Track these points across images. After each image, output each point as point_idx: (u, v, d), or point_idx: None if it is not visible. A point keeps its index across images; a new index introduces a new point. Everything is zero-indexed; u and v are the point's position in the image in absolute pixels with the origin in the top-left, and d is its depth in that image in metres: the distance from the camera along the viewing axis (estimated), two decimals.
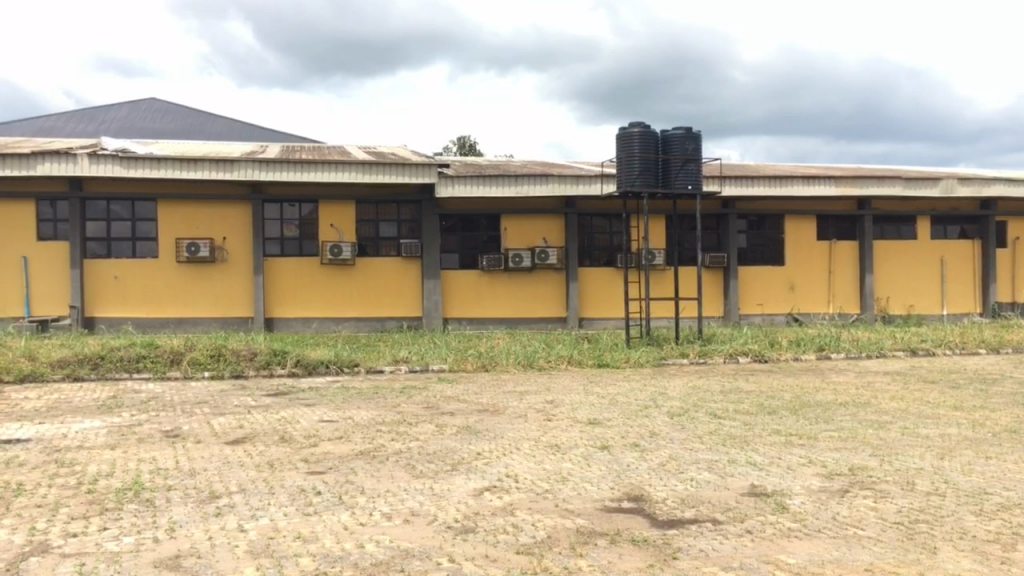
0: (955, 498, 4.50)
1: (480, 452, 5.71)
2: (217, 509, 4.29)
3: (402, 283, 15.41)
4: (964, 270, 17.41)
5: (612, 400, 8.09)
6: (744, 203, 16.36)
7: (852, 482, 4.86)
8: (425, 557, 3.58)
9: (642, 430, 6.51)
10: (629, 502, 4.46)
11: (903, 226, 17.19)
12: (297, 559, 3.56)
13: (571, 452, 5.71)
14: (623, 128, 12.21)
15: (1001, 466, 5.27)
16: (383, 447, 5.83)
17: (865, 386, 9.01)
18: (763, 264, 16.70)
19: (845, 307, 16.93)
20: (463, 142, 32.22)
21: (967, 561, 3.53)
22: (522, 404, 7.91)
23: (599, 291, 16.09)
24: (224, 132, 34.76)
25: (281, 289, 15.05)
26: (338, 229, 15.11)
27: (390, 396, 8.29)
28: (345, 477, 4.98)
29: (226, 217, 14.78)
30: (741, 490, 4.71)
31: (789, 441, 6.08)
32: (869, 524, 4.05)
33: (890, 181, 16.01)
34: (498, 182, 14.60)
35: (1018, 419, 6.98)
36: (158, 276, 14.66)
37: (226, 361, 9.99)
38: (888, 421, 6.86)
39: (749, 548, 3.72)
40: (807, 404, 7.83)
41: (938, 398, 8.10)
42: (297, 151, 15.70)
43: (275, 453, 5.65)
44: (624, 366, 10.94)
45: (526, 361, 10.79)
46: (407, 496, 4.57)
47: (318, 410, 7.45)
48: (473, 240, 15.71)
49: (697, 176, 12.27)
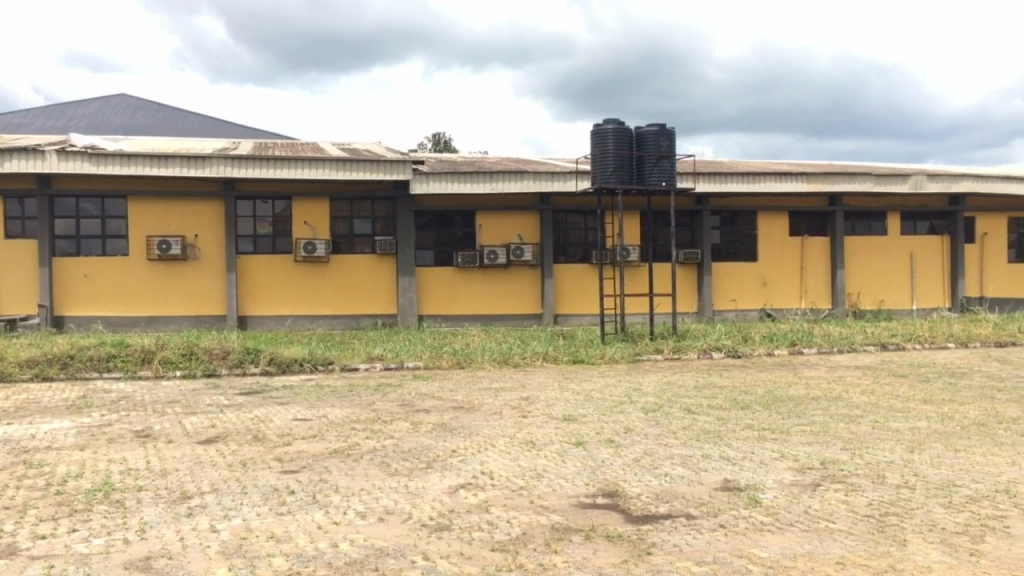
0: (925, 490, 4.56)
1: (455, 449, 5.70)
2: (189, 509, 4.25)
3: (377, 280, 15.34)
4: (933, 264, 17.62)
5: (587, 397, 8.10)
6: (718, 199, 16.45)
7: (824, 475, 4.92)
8: (400, 555, 3.57)
9: (617, 427, 6.52)
10: (603, 498, 4.47)
11: (873, 222, 17.38)
12: (270, 559, 3.53)
13: (546, 449, 5.71)
14: (598, 124, 12.24)
15: (969, 458, 5.34)
16: (357, 445, 5.81)
17: (836, 380, 9.11)
18: (736, 259, 16.82)
19: (817, 302, 17.11)
20: (438, 138, 32.06)
21: (936, 553, 3.57)
22: (498, 400, 7.91)
23: (575, 287, 16.11)
24: (197, 126, 34.39)
25: (255, 286, 14.93)
26: (312, 226, 15.01)
27: (365, 394, 8.26)
28: (319, 476, 4.95)
29: (198, 215, 14.63)
30: (715, 484, 4.74)
31: (762, 435, 6.13)
32: (841, 517, 4.09)
33: (861, 177, 16.17)
34: (473, 178, 14.57)
35: (986, 412, 7.10)
36: (129, 274, 14.50)
37: (199, 360, 9.90)
38: (859, 416, 6.94)
39: (722, 542, 3.74)
40: (779, 398, 7.89)
41: (908, 392, 8.19)
42: (271, 148, 15.55)
43: (248, 452, 5.60)
44: (599, 362, 10.97)
45: (501, 357, 10.78)
46: (382, 494, 4.56)
47: (292, 409, 7.40)
48: (448, 237, 15.67)
49: (670, 172, 12.30)
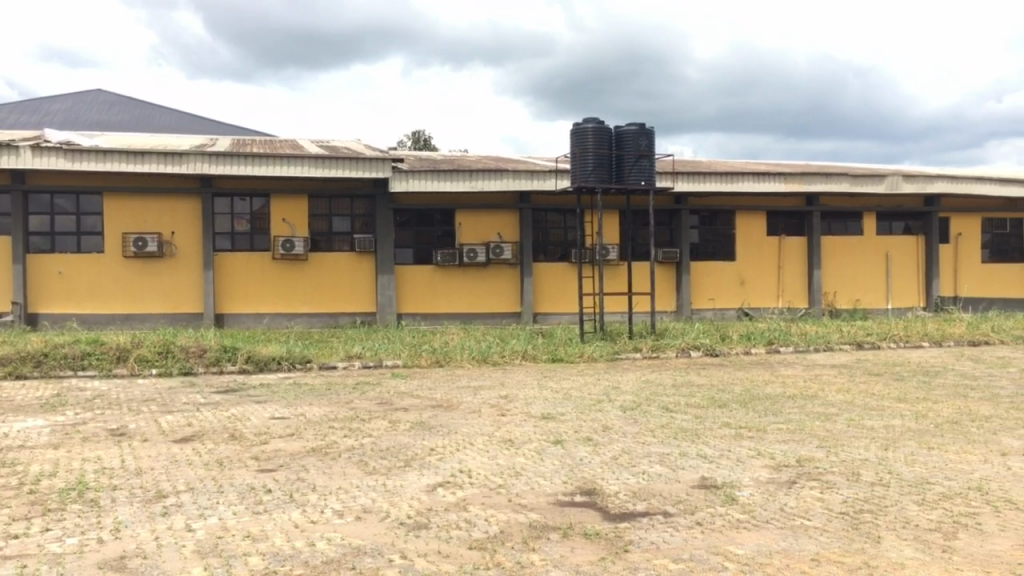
0: (899, 488, 4.61)
1: (434, 447, 5.69)
2: (164, 508, 4.22)
3: (356, 278, 15.28)
4: (909, 264, 17.80)
5: (566, 395, 8.11)
6: (697, 199, 16.54)
7: (800, 473, 4.96)
8: (377, 554, 3.56)
9: (595, 425, 6.54)
10: (581, 497, 4.48)
11: (849, 222, 17.54)
12: (246, 558, 3.51)
13: (524, 447, 5.72)
14: (577, 123, 12.26)
15: (943, 456, 5.41)
16: (335, 444, 5.79)
17: (812, 378, 9.19)
18: (715, 259, 16.91)
19: (794, 301, 17.24)
20: (417, 136, 32.00)
21: (909, 549, 3.62)
22: (476, 399, 7.91)
23: (554, 286, 16.13)
24: (174, 123, 34.17)
25: (232, 284, 14.83)
26: (291, 223, 14.93)
27: (343, 392, 8.23)
28: (296, 475, 4.92)
29: (175, 212, 14.51)
30: (692, 482, 4.77)
31: (739, 433, 6.17)
32: (816, 514, 4.12)
33: (837, 177, 16.31)
34: (452, 177, 14.55)
35: (959, 410, 7.18)
36: (105, 272, 14.35)
37: (175, 358, 9.81)
38: (834, 414, 7.00)
39: (699, 539, 3.76)
40: (756, 397, 7.94)
41: (883, 390, 8.28)
42: (249, 144, 15.44)
43: (224, 451, 5.56)
44: (578, 361, 10.99)
45: (480, 356, 10.77)
46: (360, 493, 4.54)
47: (269, 407, 7.35)
48: (428, 235, 15.65)
49: (650, 172, 12.35)
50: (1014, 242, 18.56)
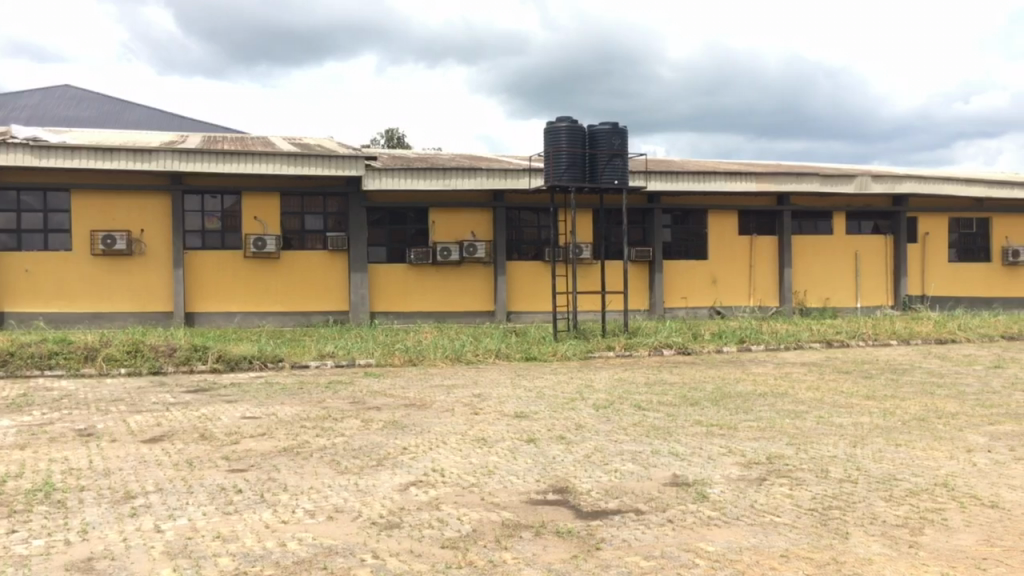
0: (867, 484, 4.67)
1: (406, 446, 5.67)
2: (132, 509, 4.17)
3: (329, 277, 15.19)
4: (877, 264, 18.02)
5: (539, 394, 8.13)
6: (670, 198, 16.62)
7: (770, 470, 5.01)
8: (349, 554, 3.54)
9: (568, 423, 6.56)
10: (554, 495, 4.49)
11: (819, 221, 17.73)
12: (216, 559, 3.48)
13: (498, 446, 5.72)
14: (551, 122, 12.27)
15: (910, 453, 5.48)
16: (307, 443, 5.75)
17: (783, 376, 9.28)
18: (687, 258, 17.01)
19: (765, 300, 17.39)
20: (391, 134, 31.87)
21: (877, 545, 3.66)
22: (450, 397, 7.90)
23: (528, 285, 16.15)
24: (143, 120, 33.85)
25: (203, 283, 14.70)
26: (262, 221, 14.81)
27: (315, 392, 8.18)
28: (267, 474, 4.89)
29: (144, 210, 14.35)
30: (663, 480, 4.80)
31: (710, 431, 6.21)
32: (786, 510, 4.17)
33: (808, 177, 16.47)
34: (426, 175, 14.52)
35: (926, 407, 7.28)
36: (72, 270, 14.16)
37: (144, 357, 9.71)
38: (804, 411, 7.08)
39: (670, 536, 3.79)
40: (728, 395, 8.00)
41: (852, 388, 8.38)
42: (219, 141, 15.30)
43: (194, 451, 5.51)
44: (552, 359, 11.01)
45: (453, 354, 10.75)
46: (332, 493, 4.52)
47: (240, 406, 7.30)
48: (401, 234, 15.59)
49: (622, 171, 12.40)
50: (980, 242, 18.84)
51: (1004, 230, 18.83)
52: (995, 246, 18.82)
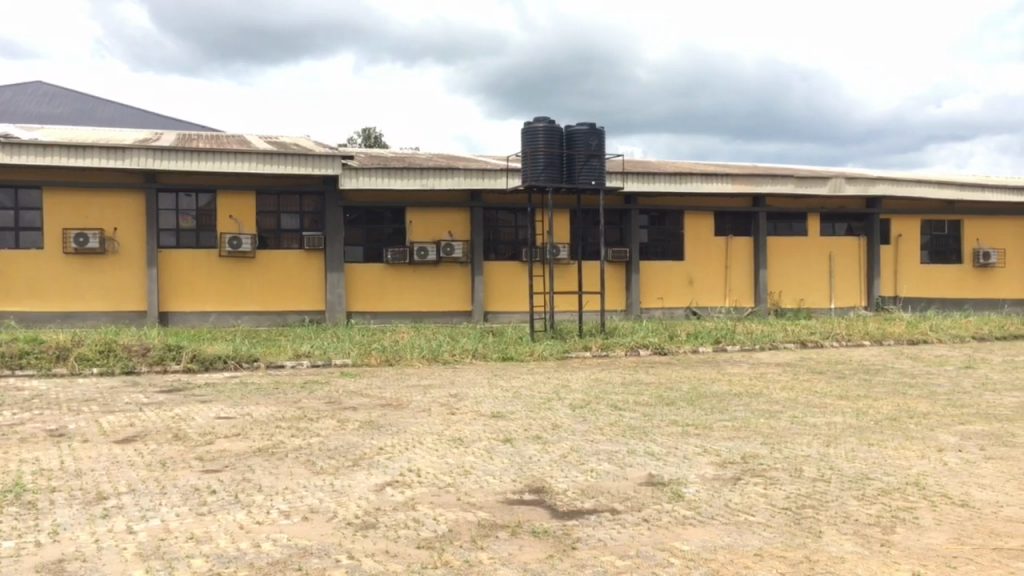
0: (840, 483, 4.71)
1: (382, 447, 5.65)
2: (104, 510, 4.13)
3: (305, 276, 15.11)
4: (851, 265, 18.20)
5: (516, 394, 8.13)
6: (646, 199, 16.68)
7: (744, 469, 5.05)
8: (324, 554, 3.53)
9: (545, 423, 6.56)
10: (530, 494, 4.50)
11: (794, 223, 17.88)
12: (189, 560, 3.46)
13: (474, 446, 5.72)
14: (528, 122, 12.27)
15: (882, 452, 5.54)
16: (282, 444, 5.71)
17: (757, 376, 9.35)
18: (663, 258, 17.09)
19: (740, 300, 17.52)
20: (368, 134, 31.76)
21: (849, 544, 3.70)
22: (426, 398, 7.88)
23: (505, 286, 16.15)
24: (115, 117, 33.55)
25: (178, 282, 14.58)
26: (237, 220, 14.70)
27: (291, 392, 8.13)
28: (242, 475, 4.85)
29: (118, 208, 14.21)
30: (639, 480, 4.81)
31: (686, 431, 6.24)
32: (760, 510, 4.20)
33: (782, 179, 16.60)
34: (403, 175, 14.49)
35: (898, 407, 7.36)
36: (44, 268, 13.99)
37: (117, 356, 9.60)
38: (778, 411, 7.13)
39: (646, 536, 3.80)
40: (703, 395, 8.05)
41: (826, 388, 8.45)
42: (195, 139, 15.18)
43: (167, 451, 5.46)
44: (528, 359, 11.02)
45: (430, 354, 10.74)
46: (307, 493, 4.50)
47: (215, 407, 7.24)
48: (378, 233, 15.54)
49: (600, 172, 12.43)
50: (952, 244, 19.07)
51: (975, 232, 19.07)
52: (966, 248, 19.06)
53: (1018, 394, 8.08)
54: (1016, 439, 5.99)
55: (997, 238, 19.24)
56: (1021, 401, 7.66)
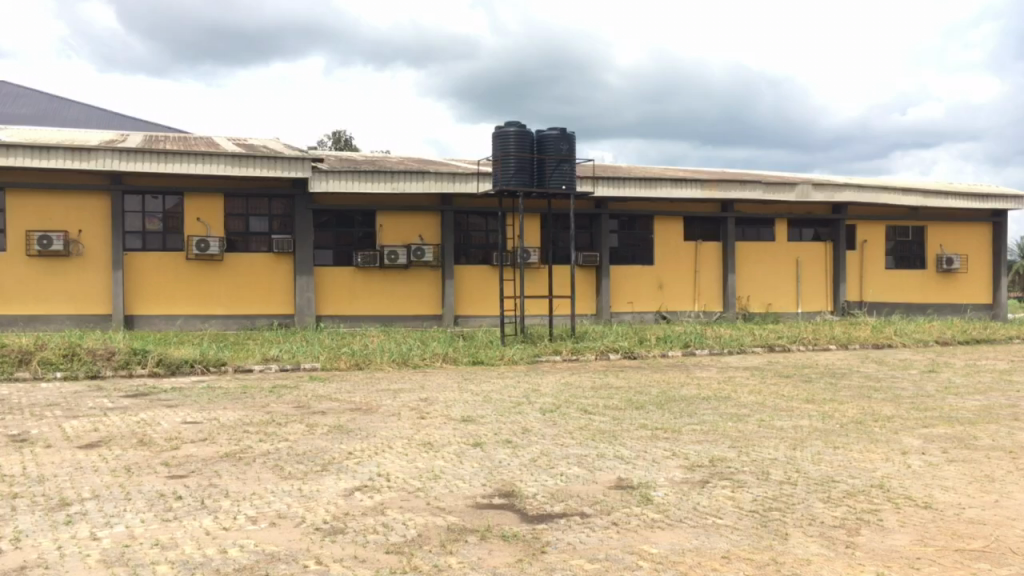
0: (806, 486, 4.77)
1: (352, 451, 5.62)
2: (68, 516, 4.07)
3: (274, 279, 14.99)
4: (817, 271, 18.43)
5: (486, 397, 8.13)
6: (617, 204, 16.77)
7: (713, 472, 5.08)
8: (292, 560, 3.50)
9: (515, 427, 6.57)
10: (500, 498, 4.50)
11: (762, 228, 18.08)
12: (154, 566, 3.42)
13: (444, 450, 5.71)
14: (499, 126, 12.28)
15: (847, 454, 5.62)
16: (250, 449, 5.66)
17: (726, 380, 9.43)
18: (634, 263, 17.18)
19: (709, 305, 17.65)
20: (338, 135, 31.57)
21: (815, 546, 3.74)
22: (396, 402, 7.84)
23: (475, 290, 16.13)
24: (82, 119, 33.18)
25: (143, 285, 14.40)
26: (205, 223, 14.54)
27: (259, 396, 8.06)
28: (208, 480, 4.80)
29: (83, 210, 14.02)
30: (609, 483, 4.83)
31: (655, 435, 6.28)
32: (727, 512, 4.23)
33: (751, 185, 16.78)
34: (373, 178, 14.46)
35: (863, 411, 7.45)
36: (6, 271, 13.75)
37: (81, 361, 9.46)
38: (746, 414, 7.19)
39: (615, 539, 3.82)
40: (672, 398, 8.10)
41: (793, 392, 8.54)
42: (161, 141, 14.99)
43: (132, 457, 5.39)
44: (499, 363, 11.04)
45: (400, 358, 10.71)
46: (274, 498, 4.46)
47: (181, 411, 7.15)
48: (348, 236, 15.46)
49: (570, 176, 12.50)
50: (916, 250, 19.36)
51: (938, 239, 19.39)
52: (930, 254, 19.36)
53: (981, 398, 8.22)
54: (978, 441, 6.08)
55: (960, 244, 19.56)
56: (983, 404, 7.79)
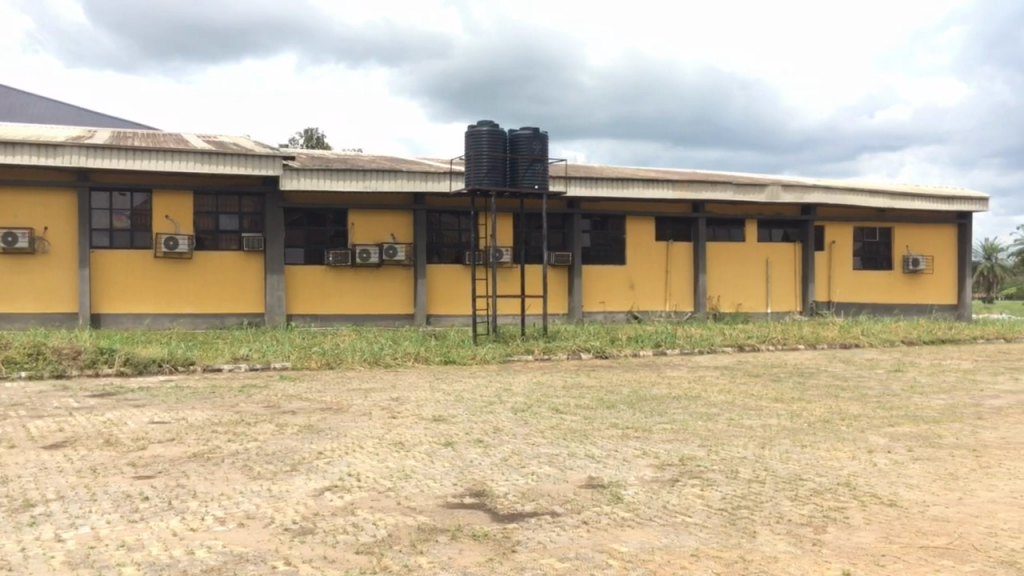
0: (774, 484, 4.82)
1: (322, 451, 5.59)
2: (32, 517, 4.00)
3: (244, 278, 14.86)
4: (787, 271, 18.61)
5: (457, 397, 8.13)
6: (589, 203, 16.81)
7: (683, 471, 5.11)
8: (260, 561, 3.48)
9: (486, 426, 6.57)
10: (471, 498, 4.49)
11: (733, 229, 18.23)
12: (120, 568, 3.37)
13: (415, 449, 5.69)
14: (472, 126, 12.26)
15: (815, 453, 5.68)
16: (218, 449, 5.60)
17: (696, 380, 9.50)
18: (606, 263, 17.24)
19: (680, 305, 17.76)
20: (310, 134, 31.32)
21: (782, 543, 3.78)
22: (367, 401, 7.81)
23: (447, 288, 16.10)
24: (50, 114, 32.72)
25: (110, 283, 14.21)
26: (174, 220, 14.38)
27: (227, 396, 7.98)
28: (176, 481, 4.75)
29: (49, 206, 13.81)
30: (579, 482, 4.85)
31: (625, 434, 6.31)
32: (697, 511, 4.26)
33: (722, 186, 16.90)
34: (345, 176, 14.40)
35: (831, 409, 7.53)
36: None
37: (46, 360, 9.31)
38: (716, 413, 7.25)
39: (585, 538, 3.83)
40: (643, 398, 8.13)
41: (762, 391, 8.62)
42: (129, 137, 14.78)
43: (98, 457, 5.32)
44: (471, 363, 11.02)
45: (371, 357, 10.67)
46: (243, 499, 4.42)
47: (148, 411, 7.07)
48: (319, 235, 15.37)
49: (542, 176, 12.51)
50: (883, 252, 19.61)
51: (904, 240, 19.64)
52: (897, 255, 19.62)
53: (946, 397, 8.34)
54: (942, 440, 6.17)
55: (926, 245, 19.83)
56: (948, 403, 7.90)
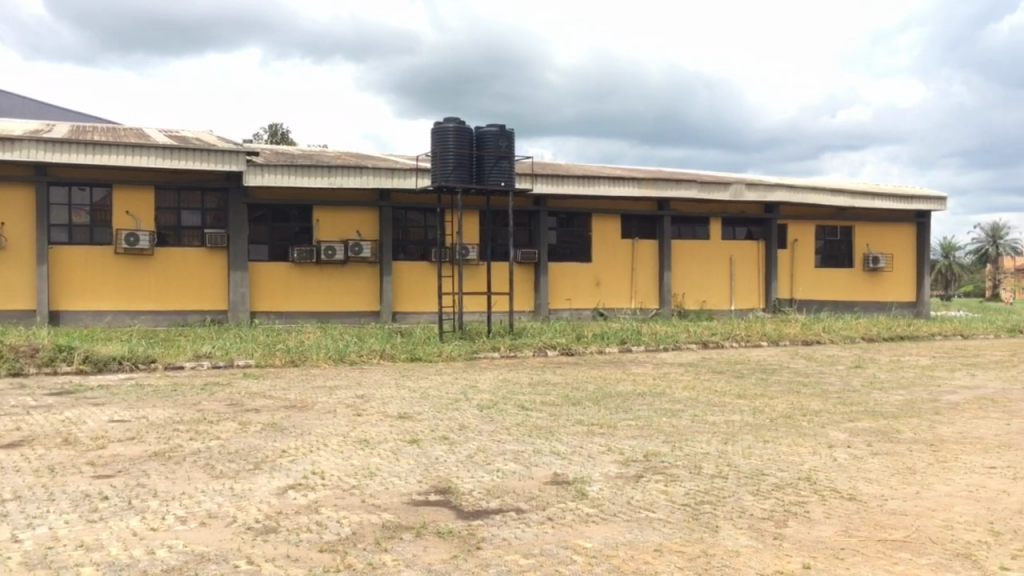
0: (736, 479, 4.87)
1: (286, 449, 5.55)
2: None
3: (207, 274, 14.69)
4: (750, 268, 18.80)
5: (423, 394, 8.11)
6: (556, 201, 16.83)
7: (647, 467, 5.15)
8: (222, 560, 3.44)
9: (452, 424, 6.56)
10: (436, 495, 4.48)
11: (697, 227, 18.37)
12: (78, 569, 3.32)
13: (380, 447, 5.67)
14: (438, 122, 12.22)
15: (777, 448, 5.74)
16: (180, 448, 5.53)
17: (661, 376, 9.58)
18: (572, 260, 17.28)
19: (646, 302, 17.88)
20: (275, 129, 31.10)
21: (744, 537, 3.82)
22: (332, 399, 7.76)
23: (413, 285, 16.05)
24: (9, 106, 32.12)
25: (69, 279, 13.97)
26: (134, 216, 14.17)
27: (190, 394, 7.89)
28: (136, 480, 4.68)
29: (5, 201, 13.52)
30: (544, 478, 4.86)
31: (590, 430, 6.34)
32: (660, 506, 4.30)
33: (686, 184, 17.02)
34: (310, 172, 14.28)
35: (792, 405, 7.64)
36: None
37: (3, 358, 9.13)
38: (680, 410, 7.31)
39: (550, 534, 3.85)
40: (609, 394, 8.18)
41: (725, 387, 8.72)
42: (89, 131, 14.55)
43: (56, 456, 5.22)
44: (437, 360, 10.99)
45: (336, 355, 10.60)
46: (205, 498, 4.38)
47: (108, 409, 6.96)
48: (284, 232, 15.23)
49: (509, 173, 12.51)
50: (844, 250, 19.89)
51: (865, 238, 19.93)
52: (857, 253, 19.91)
53: (903, 392, 8.49)
54: (900, 435, 6.27)
55: (886, 244, 20.15)
56: (906, 399, 8.05)
